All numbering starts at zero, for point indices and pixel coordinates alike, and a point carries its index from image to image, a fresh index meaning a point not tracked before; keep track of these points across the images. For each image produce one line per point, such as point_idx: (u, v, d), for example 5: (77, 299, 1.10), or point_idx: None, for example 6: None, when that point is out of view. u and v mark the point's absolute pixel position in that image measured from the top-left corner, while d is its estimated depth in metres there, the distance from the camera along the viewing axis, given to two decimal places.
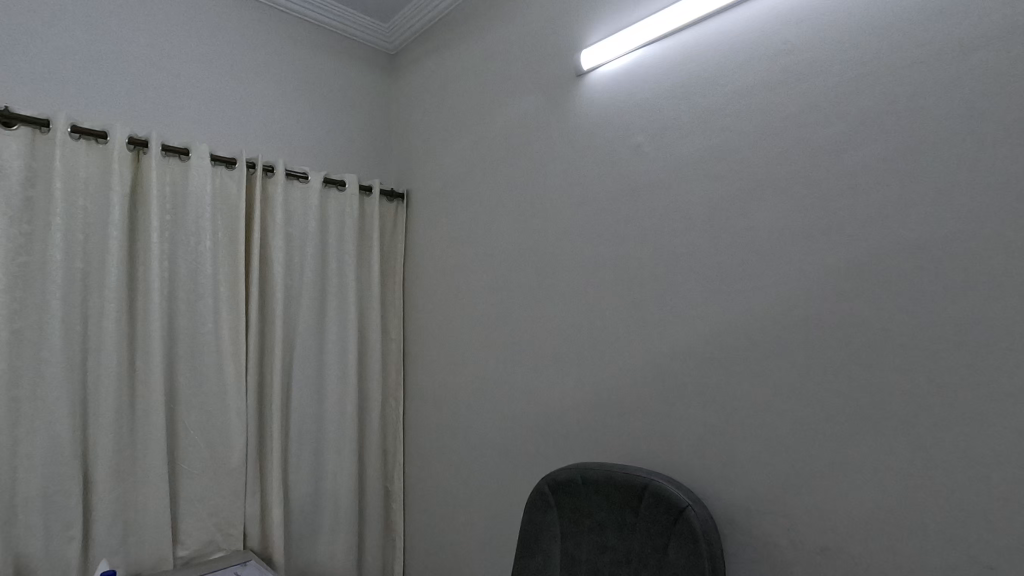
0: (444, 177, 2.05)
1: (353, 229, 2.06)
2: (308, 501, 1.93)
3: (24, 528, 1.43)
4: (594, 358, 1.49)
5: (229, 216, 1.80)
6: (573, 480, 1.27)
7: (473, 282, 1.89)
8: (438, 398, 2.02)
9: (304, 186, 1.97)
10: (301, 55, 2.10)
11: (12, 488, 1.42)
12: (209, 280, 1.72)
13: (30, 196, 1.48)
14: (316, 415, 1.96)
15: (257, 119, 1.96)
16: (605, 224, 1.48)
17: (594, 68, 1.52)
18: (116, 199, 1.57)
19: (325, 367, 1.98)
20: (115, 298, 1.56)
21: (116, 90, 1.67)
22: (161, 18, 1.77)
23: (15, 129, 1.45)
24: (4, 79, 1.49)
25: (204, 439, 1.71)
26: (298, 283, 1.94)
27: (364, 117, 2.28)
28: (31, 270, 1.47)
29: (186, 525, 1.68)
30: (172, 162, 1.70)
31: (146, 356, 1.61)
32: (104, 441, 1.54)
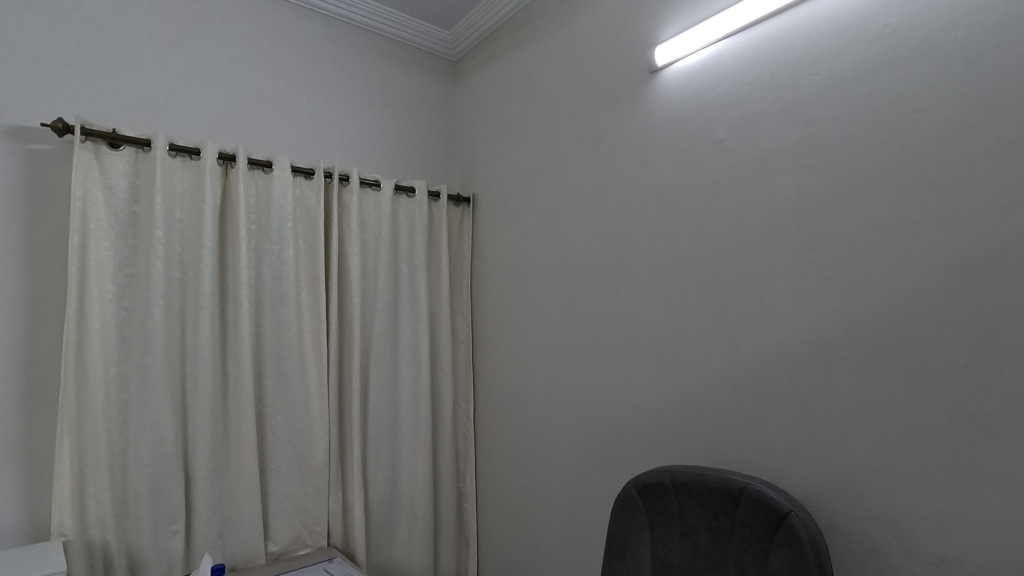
0: (510, 179, 2.07)
1: (423, 234, 2.11)
2: (386, 500, 1.98)
3: (135, 521, 1.53)
4: (676, 357, 1.46)
5: (309, 225, 1.87)
6: (663, 483, 1.24)
7: (545, 284, 1.90)
8: (509, 400, 2.03)
9: (377, 193, 2.02)
10: (370, 66, 2.16)
11: (124, 484, 1.53)
12: (293, 287, 1.79)
13: (134, 211, 1.58)
14: (392, 417, 2.01)
15: (332, 131, 2.03)
16: (685, 221, 1.45)
17: (669, 64, 1.50)
18: (209, 212, 1.66)
19: (399, 369, 2.03)
20: (209, 305, 1.65)
21: (205, 108, 1.77)
22: (243, 37, 1.86)
23: (121, 149, 1.56)
24: (110, 105, 1.61)
25: (291, 439, 1.78)
26: (372, 288, 1.99)
27: (430, 124, 2.32)
28: (136, 281, 1.58)
29: (276, 522, 1.75)
30: (257, 175, 1.79)
31: (237, 360, 1.70)
32: (202, 441, 1.63)
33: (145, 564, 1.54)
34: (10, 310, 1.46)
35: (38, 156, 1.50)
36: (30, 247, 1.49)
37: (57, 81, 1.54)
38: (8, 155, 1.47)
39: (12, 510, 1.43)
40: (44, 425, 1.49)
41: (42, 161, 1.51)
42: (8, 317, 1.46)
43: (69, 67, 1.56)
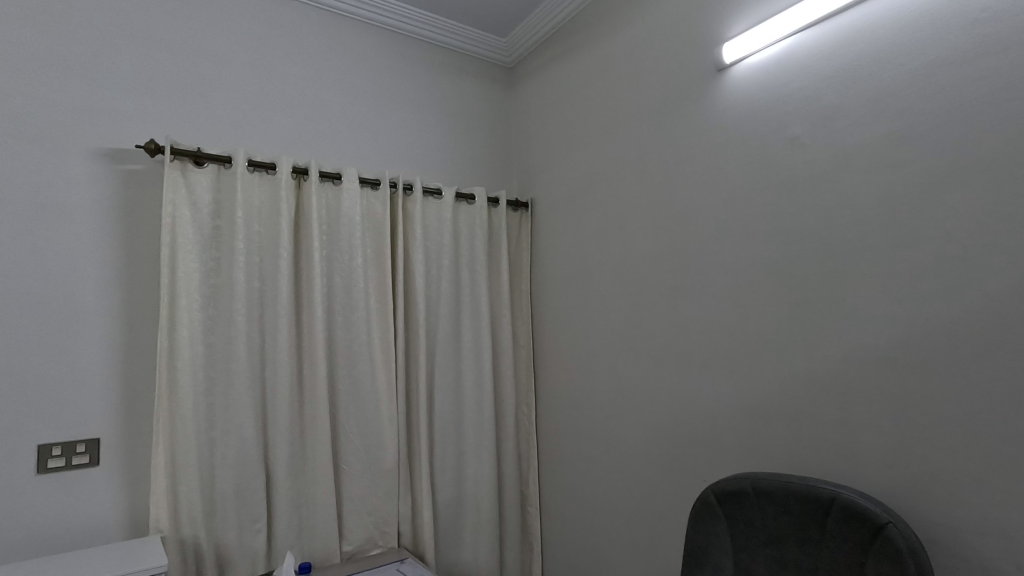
0: (570, 183, 2.07)
1: (483, 240, 2.13)
2: (452, 503, 2.01)
3: (222, 520, 1.61)
4: (752, 361, 1.42)
5: (376, 234, 1.92)
6: (744, 491, 1.21)
7: (608, 288, 1.89)
8: (572, 404, 2.02)
9: (438, 201, 2.06)
10: (429, 76, 2.20)
11: (211, 484, 1.61)
12: (362, 294, 1.85)
13: (217, 225, 1.67)
14: (456, 421, 2.04)
15: (395, 141, 2.09)
16: (758, 220, 1.41)
17: (738, 61, 1.46)
18: (284, 224, 1.73)
19: (462, 374, 2.05)
20: (286, 313, 1.72)
21: (278, 124, 1.85)
22: (312, 55, 1.94)
23: (205, 166, 1.65)
24: (194, 125, 1.71)
25: (363, 441, 1.84)
26: (436, 294, 2.03)
27: (487, 130, 2.35)
28: (220, 291, 1.66)
29: (350, 522, 1.81)
30: (327, 187, 1.85)
31: (312, 365, 1.77)
32: (281, 443, 1.69)
33: (232, 560, 1.61)
34: (110, 321, 1.57)
35: (132, 176, 1.61)
36: (127, 261, 1.60)
37: (148, 105, 1.65)
38: (107, 176, 1.58)
39: (114, 506, 1.53)
40: (141, 427, 1.59)
41: (136, 180, 1.62)
42: (108, 326, 1.56)
43: (157, 92, 1.66)
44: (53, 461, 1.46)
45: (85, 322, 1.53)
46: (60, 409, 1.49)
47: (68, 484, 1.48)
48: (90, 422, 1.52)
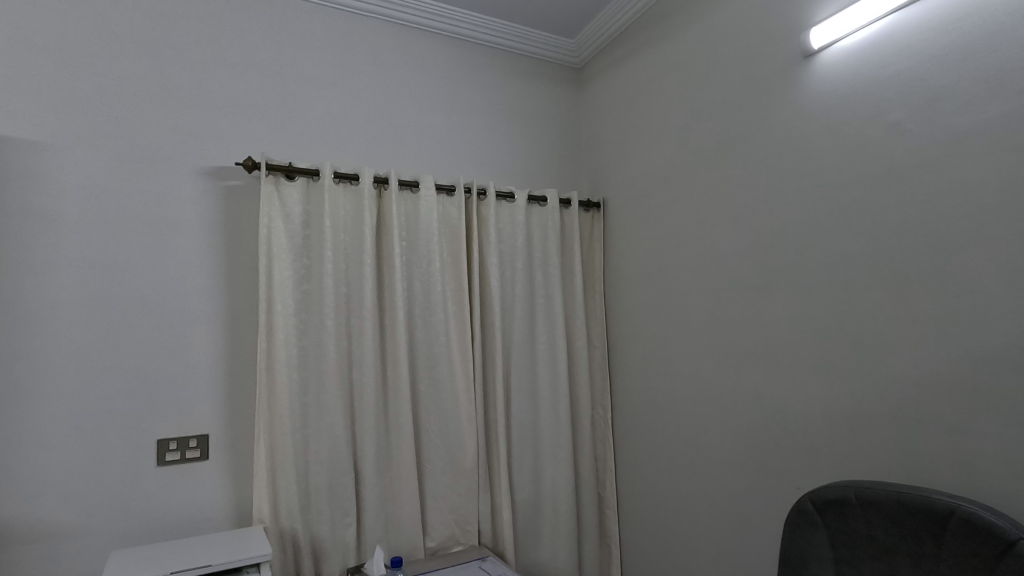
0: (645, 182, 2.03)
1: (556, 242, 2.13)
2: (530, 503, 2.02)
3: (316, 513, 1.70)
4: (851, 363, 1.34)
5: (452, 238, 1.97)
6: (846, 500, 1.14)
7: (687, 287, 1.84)
8: (650, 407, 1.99)
9: (512, 205, 2.08)
10: (500, 82, 2.23)
11: (306, 479, 1.70)
12: (440, 298, 1.90)
13: (307, 234, 1.77)
14: (533, 423, 2.05)
15: (467, 147, 2.13)
16: (854, 213, 1.33)
17: (828, 45, 1.39)
18: (367, 231, 1.81)
19: (538, 376, 2.06)
20: (371, 316, 1.80)
21: (359, 136, 1.94)
22: (389, 68, 2.02)
23: (296, 180, 1.76)
24: (284, 141, 1.82)
25: (444, 441, 1.89)
26: (511, 296, 2.05)
27: (557, 132, 2.35)
28: (310, 297, 1.76)
29: (433, 519, 1.86)
30: (406, 195, 1.92)
31: (395, 367, 1.83)
32: (368, 441, 1.77)
33: (326, 552, 1.70)
34: (216, 326, 1.70)
35: (232, 192, 1.74)
36: (229, 271, 1.72)
37: (244, 125, 1.78)
38: (210, 192, 1.71)
39: (222, 497, 1.66)
40: (243, 425, 1.71)
41: (235, 195, 1.74)
42: (214, 331, 1.69)
43: (253, 113, 1.79)
44: (171, 454, 1.60)
45: (194, 328, 1.67)
46: (176, 407, 1.63)
47: (183, 475, 1.62)
48: (200, 419, 1.65)
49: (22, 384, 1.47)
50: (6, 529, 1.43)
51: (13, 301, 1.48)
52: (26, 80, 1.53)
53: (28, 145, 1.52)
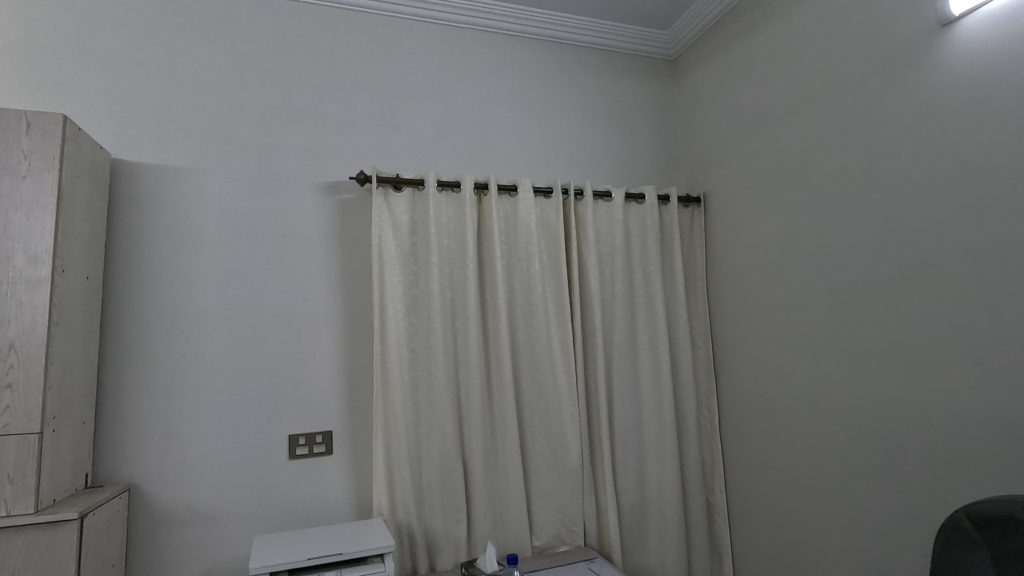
0: (750, 173, 1.93)
1: (656, 240, 2.09)
2: (635, 506, 1.98)
3: (429, 508, 1.77)
4: (1009, 363, 1.20)
5: (551, 240, 1.99)
6: (1017, 518, 0.96)
7: (803, 282, 1.73)
8: (763, 409, 1.89)
9: (609, 204, 2.06)
10: (593, 81, 2.22)
11: (420, 475, 1.78)
12: (541, 299, 1.92)
13: (414, 242, 1.85)
14: (636, 424, 2.01)
15: (562, 148, 2.14)
16: (1008, 195, 1.20)
17: (971, 11, 1.26)
18: (469, 236, 1.86)
19: (640, 377, 2.02)
20: (475, 319, 1.85)
21: (458, 145, 2.00)
22: (485, 77, 2.07)
23: (403, 191, 1.84)
24: (391, 154, 1.92)
25: (547, 441, 1.90)
26: (610, 296, 2.03)
27: (653, 127, 2.29)
28: (419, 301, 1.84)
29: (539, 518, 1.88)
30: (504, 199, 1.96)
31: (500, 368, 1.87)
32: (476, 440, 1.82)
33: (439, 546, 1.76)
34: (335, 330, 1.82)
35: (346, 204, 1.86)
36: (345, 278, 1.84)
37: (355, 142, 1.89)
38: (327, 206, 1.84)
39: (345, 489, 1.77)
40: (362, 422, 1.82)
41: (349, 208, 1.86)
42: (335, 335, 1.82)
43: (362, 129, 1.90)
44: (300, 449, 1.74)
45: (317, 332, 1.80)
46: (303, 405, 1.76)
47: (311, 468, 1.75)
48: (324, 416, 1.78)
49: (177, 384, 1.66)
50: (168, 512, 1.62)
51: (166, 311, 1.67)
52: (173, 114, 1.72)
53: (176, 172, 1.71)
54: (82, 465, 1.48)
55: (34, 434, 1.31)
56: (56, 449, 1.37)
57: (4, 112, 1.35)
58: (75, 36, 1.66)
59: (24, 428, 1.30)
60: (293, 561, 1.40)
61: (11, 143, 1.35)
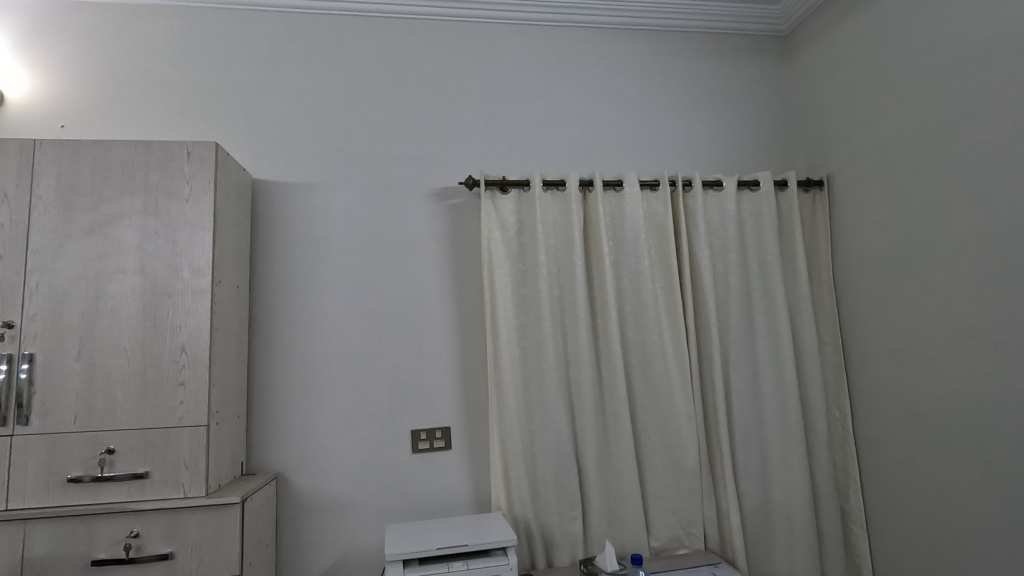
0: (883, 150, 1.76)
1: (773, 228, 1.96)
2: (760, 511, 1.88)
3: (545, 504, 1.79)
4: None
5: (660, 234, 1.94)
6: None
7: (953, 268, 1.55)
8: (905, 409, 1.71)
9: (719, 193, 1.97)
10: (697, 66, 2.13)
11: (535, 472, 1.80)
12: (651, 295, 1.88)
13: (522, 242, 1.88)
14: (758, 424, 1.91)
15: (666, 139, 2.07)
16: None
17: None
18: (576, 234, 1.86)
19: (760, 373, 1.91)
20: (584, 316, 1.84)
21: (560, 143, 2.01)
22: (585, 72, 2.06)
23: (509, 192, 1.88)
24: (496, 157, 1.96)
25: (662, 440, 1.86)
26: (724, 289, 1.94)
27: (764, 110, 2.16)
28: (528, 299, 1.86)
29: (656, 519, 1.83)
30: (610, 195, 1.94)
31: (610, 365, 1.85)
32: (589, 438, 1.81)
33: (556, 543, 1.77)
34: (449, 330, 1.89)
35: (455, 209, 1.93)
36: (457, 280, 1.91)
37: (462, 148, 1.96)
38: (439, 212, 1.92)
39: (464, 484, 1.84)
40: (477, 419, 1.88)
41: (459, 212, 1.93)
42: (449, 334, 1.89)
43: (468, 135, 1.96)
44: (422, 444, 1.83)
45: (433, 333, 1.88)
46: (423, 403, 1.85)
47: (432, 462, 1.83)
48: (442, 413, 1.86)
49: (313, 382, 1.81)
50: (309, 500, 1.76)
51: (302, 315, 1.82)
52: (300, 135, 1.88)
53: (305, 187, 1.86)
54: (238, 455, 1.66)
55: (202, 426, 1.48)
56: (219, 439, 1.54)
57: (170, 144, 1.54)
58: (218, 71, 1.86)
59: (194, 421, 1.48)
60: (424, 550, 1.47)
61: (176, 171, 1.54)
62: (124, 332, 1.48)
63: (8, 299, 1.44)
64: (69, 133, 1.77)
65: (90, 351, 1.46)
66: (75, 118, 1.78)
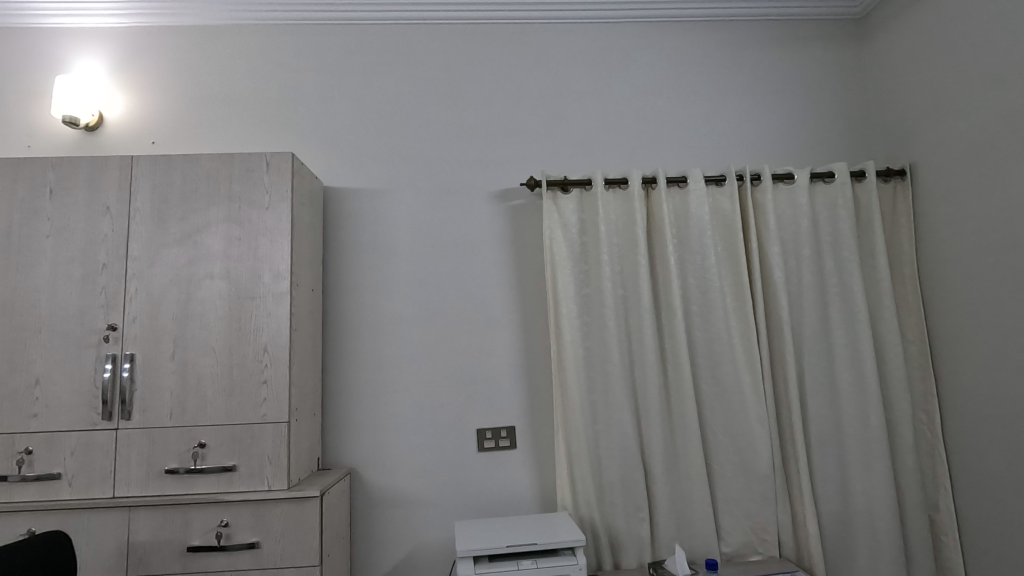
0: (973, 134, 1.64)
1: (850, 222, 1.87)
2: (839, 518, 1.79)
3: (611, 506, 1.77)
4: None
5: (727, 231, 1.88)
6: None
7: None
8: (1004, 414, 1.59)
9: (791, 186, 1.90)
10: (764, 55, 2.06)
11: (600, 473, 1.79)
12: (719, 294, 1.83)
13: (584, 242, 1.87)
14: (836, 427, 1.82)
15: (732, 133, 2.01)
16: None
17: None
18: (640, 232, 1.84)
19: (838, 374, 1.82)
20: (649, 316, 1.81)
21: (622, 142, 1.99)
22: (646, 68, 2.03)
23: (571, 192, 1.88)
24: (557, 158, 1.97)
25: (733, 442, 1.80)
26: (797, 287, 1.86)
27: (837, 98, 2.05)
28: (591, 299, 1.85)
29: (727, 524, 1.78)
30: (674, 191, 1.90)
31: (677, 365, 1.82)
32: (656, 439, 1.79)
33: (623, 546, 1.75)
34: (513, 330, 1.91)
35: (517, 210, 1.95)
36: (519, 281, 1.93)
37: (523, 149, 1.97)
38: (501, 213, 1.94)
39: (530, 483, 1.85)
40: (542, 419, 1.89)
41: (521, 214, 1.95)
42: (513, 334, 1.91)
43: (529, 137, 1.97)
44: (487, 442, 1.85)
45: (496, 333, 1.90)
46: (488, 402, 1.88)
47: (498, 461, 1.86)
48: (507, 412, 1.88)
49: (382, 381, 1.87)
50: (380, 495, 1.82)
51: (371, 317, 1.89)
52: (368, 143, 1.95)
53: (372, 193, 1.93)
54: (314, 450, 1.74)
55: (283, 423, 1.56)
56: (298, 436, 1.62)
57: (251, 156, 1.64)
58: (292, 85, 1.95)
59: (277, 417, 1.56)
60: (493, 547, 1.49)
61: (256, 181, 1.63)
62: (213, 333, 1.58)
63: (112, 303, 1.57)
64: (159, 148, 1.90)
65: (183, 351, 1.57)
66: (165, 134, 1.91)
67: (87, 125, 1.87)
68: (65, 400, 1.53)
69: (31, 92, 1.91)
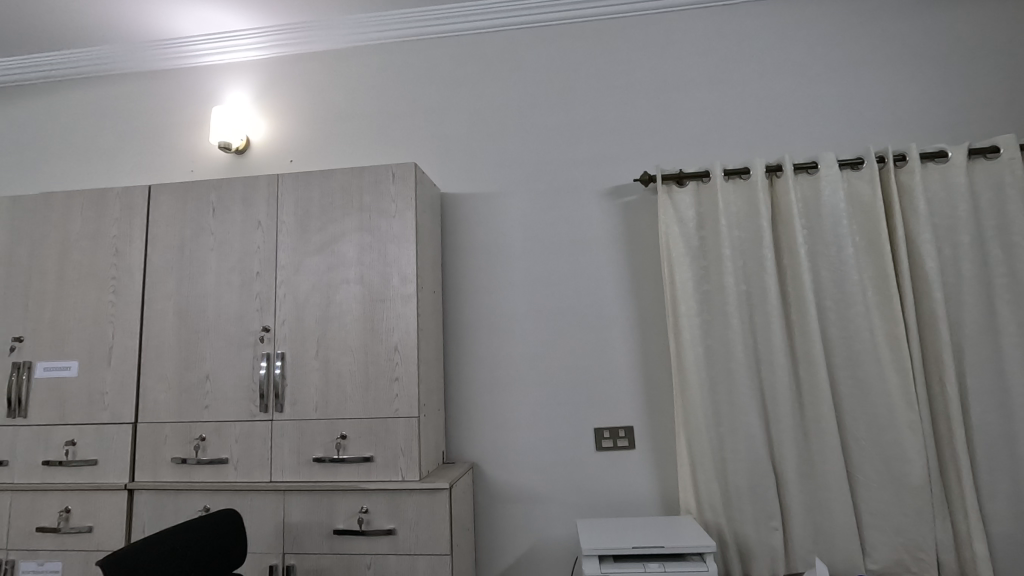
0: None
1: (1020, 203, 1.64)
2: (1014, 539, 1.57)
3: (738, 513, 1.68)
4: None
5: (866, 218, 1.72)
6: None
7: None
8: None
9: (943, 165, 1.70)
10: (905, 23, 1.86)
11: (726, 478, 1.71)
12: (859, 287, 1.68)
13: (702, 236, 1.80)
14: (1007, 436, 1.60)
15: (868, 111, 1.84)
16: None
17: None
18: (765, 224, 1.73)
19: (1008, 375, 1.60)
20: (777, 312, 1.71)
21: (741, 129, 1.89)
22: (767, 50, 1.91)
23: (687, 185, 1.82)
24: (671, 151, 1.91)
25: (879, 450, 1.65)
26: (954, 277, 1.67)
27: (998, 62, 1.81)
28: (712, 295, 1.77)
29: (873, 538, 1.62)
30: (802, 178, 1.77)
31: (810, 365, 1.69)
32: (788, 443, 1.67)
33: (754, 555, 1.65)
34: (628, 328, 1.88)
35: (630, 207, 1.92)
36: (634, 279, 1.90)
37: (634, 144, 1.93)
38: (614, 211, 1.92)
39: (650, 485, 1.82)
40: (661, 420, 1.84)
41: (634, 210, 1.92)
42: (629, 333, 1.88)
43: (640, 131, 1.94)
44: (605, 442, 1.84)
45: (612, 331, 1.89)
46: (605, 401, 1.87)
47: (616, 460, 1.84)
48: (625, 412, 1.86)
49: (500, 379, 1.92)
50: (501, 490, 1.88)
51: (488, 317, 1.95)
52: (481, 148, 2.01)
53: (486, 197, 1.99)
54: (440, 445, 1.82)
55: (414, 417, 1.65)
56: (426, 430, 1.71)
57: (379, 168, 1.75)
58: (410, 98, 2.07)
59: (408, 412, 1.66)
60: (619, 547, 1.48)
61: (384, 191, 1.75)
62: (350, 334, 1.71)
63: (265, 308, 1.75)
64: (296, 166, 2.10)
65: (325, 350, 1.71)
66: (300, 153, 2.10)
67: (237, 148, 2.10)
68: (229, 393, 1.73)
69: (192, 124, 2.19)
